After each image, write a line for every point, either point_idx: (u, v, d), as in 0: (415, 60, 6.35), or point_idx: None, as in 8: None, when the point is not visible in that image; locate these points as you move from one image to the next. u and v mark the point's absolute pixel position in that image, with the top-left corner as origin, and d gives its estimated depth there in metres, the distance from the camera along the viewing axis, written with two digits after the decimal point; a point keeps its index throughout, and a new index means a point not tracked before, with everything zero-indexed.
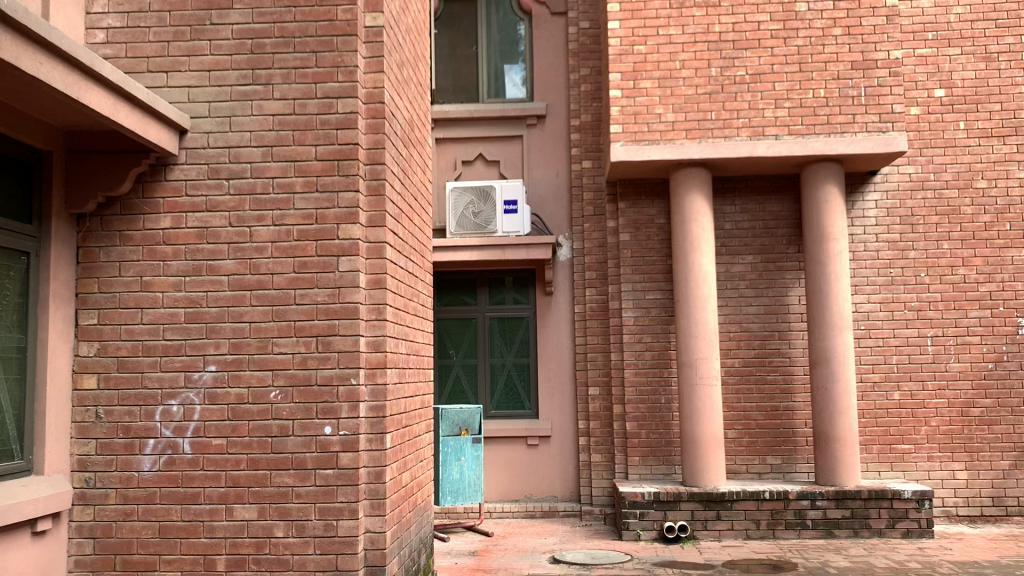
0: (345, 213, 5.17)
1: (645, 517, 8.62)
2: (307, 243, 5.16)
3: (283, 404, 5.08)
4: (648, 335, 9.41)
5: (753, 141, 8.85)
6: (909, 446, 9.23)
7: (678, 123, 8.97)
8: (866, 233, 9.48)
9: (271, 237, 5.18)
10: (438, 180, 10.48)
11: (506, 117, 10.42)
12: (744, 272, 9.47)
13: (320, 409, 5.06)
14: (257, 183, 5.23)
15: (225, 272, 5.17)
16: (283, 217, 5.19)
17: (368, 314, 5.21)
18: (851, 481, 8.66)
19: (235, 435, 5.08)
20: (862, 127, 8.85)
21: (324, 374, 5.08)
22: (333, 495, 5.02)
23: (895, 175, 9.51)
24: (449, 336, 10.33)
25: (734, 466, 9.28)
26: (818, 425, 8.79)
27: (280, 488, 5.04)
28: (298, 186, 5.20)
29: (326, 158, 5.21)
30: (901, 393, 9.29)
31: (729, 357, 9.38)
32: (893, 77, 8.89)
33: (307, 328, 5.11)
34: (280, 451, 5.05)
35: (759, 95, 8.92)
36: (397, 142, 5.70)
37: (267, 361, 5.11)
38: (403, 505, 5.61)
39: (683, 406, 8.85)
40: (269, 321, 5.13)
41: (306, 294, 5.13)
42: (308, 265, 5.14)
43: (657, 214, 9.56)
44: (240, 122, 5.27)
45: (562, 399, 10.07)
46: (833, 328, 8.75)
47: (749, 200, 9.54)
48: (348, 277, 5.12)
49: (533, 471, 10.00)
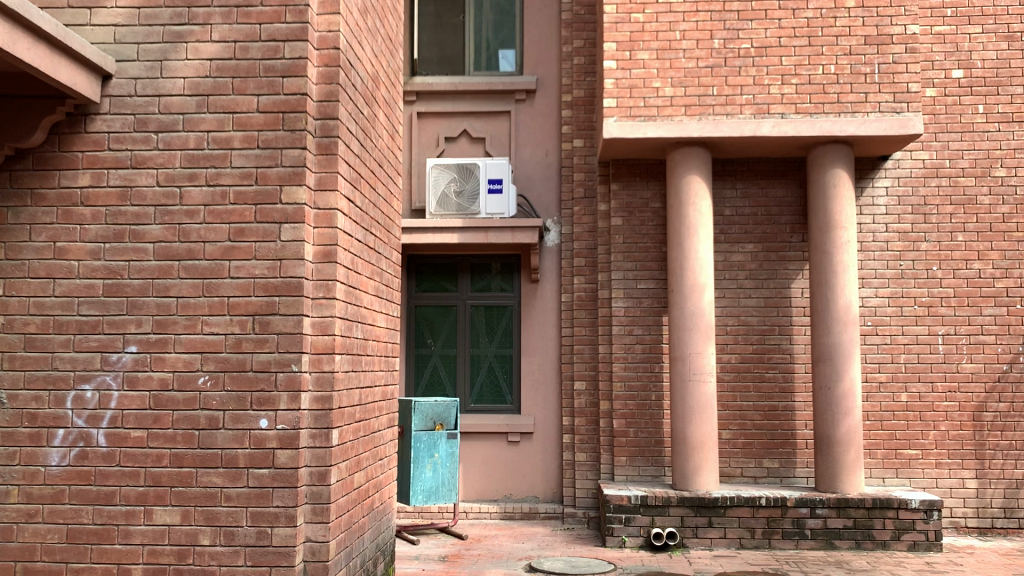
0: (290, 173, 4.49)
1: (631, 522, 7.97)
2: (245, 207, 4.48)
3: (213, 392, 4.40)
4: (640, 326, 8.74)
5: (757, 120, 8.18)
6: (916, 452, 8.59)
7: (676, 98, 8.28)
8: (876, 223, 8.82)
9: (204, 199, 4.50)
10: (420, 157, 9.78)
11: (493, 91, 9.73)
12: (744, 262, 8.80)
13: (255, 399, 4.39)
14: (190, 137, 4.54)
15: (151, 238, 4.50)
16: (218, 176, 4.51)
17: (315, 291, 4.53)
18: (853, 488, 8.00)
19: (157, 427, 4.40)
20: (875, 107, 8.18)
21: (260, 359, 4.40)
22: (267, 498, 4.35)
23: (907, 161, 8.85)
24: (427, 324, 9.65)
25: (728, 470, 8.63)
26: (820, 427, 8.14)
27: (207, 489, 4.37)
28: (237, 142, 4.52)
29: (269, 109, 4.52)
30: (908, 395, 8.65)
31: (725, 352, 8.73)
32: (910, 54, 8.22)
33: (243, 305, 4.43)
34: (207, 446, 4.38)
35: (764, 70, 8.25)
36: (356, 96, 5.02)
37: (195, 341, 4.43)
38: (354, 510, 4.94)
39: (675, 404, 8.19)
40: (200, 297, 4.45)
41: (242, 266, 4.45)
42: (245, 232, 4.46)
43: (652, 197, 8.89)
44: (172, 67, 4.57)
45: (546, 392, 9.40)
46: (840, 323, 8.09)
47: (750, 184, 8.87)
48: (290, 248, 4.44)
49: (513, 470, 9.34)
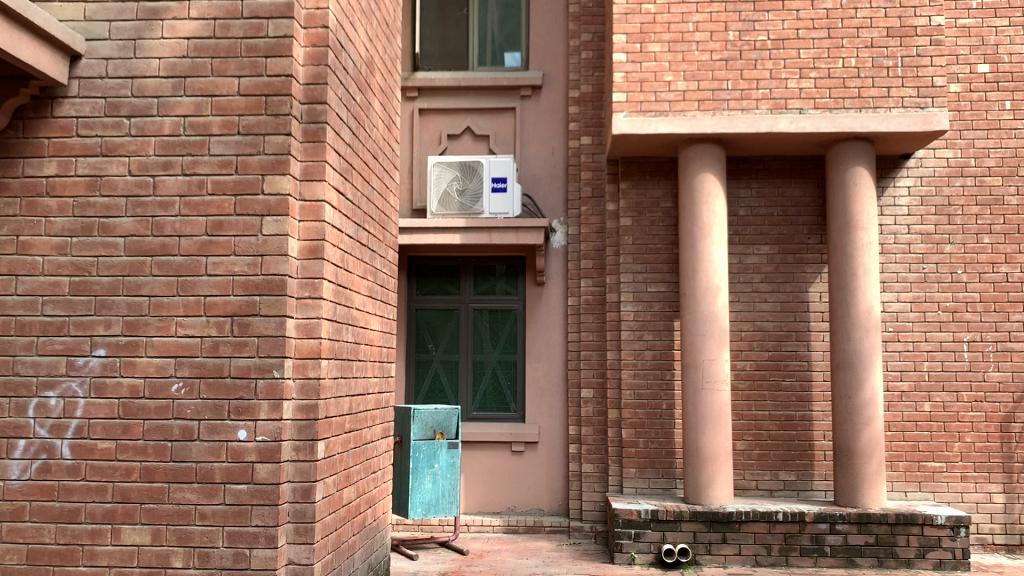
0: (272, 161, 4.11)
1: (641, 538, 7.57)
2: (224, 198, 4.11)
3: (187, 400, 4.02)
4: (650, 332, 8.35)
5: (774, 115, 7.79)
6: (940, 464, 8.17)
7: (689, 93, 7.90)
8: (897, 224, 8.42)
9: (179, 189, 4.13)
10: (422, 155, 9.42)
11: (498, 87, 9.36)
12: (759, 264, 8.41)
13: (233, 408, 4.01)
14: (165, 123, 4.17)
15: (122, 232, 4.12)
16: (195, 165, 4.13)
17: (299, 290, 4.15)
18: (875, 503, 7.57)
19: (126, 438, 4.02)
20: (898, 103, 7.78)
21: (239, 364, 4.02)
22: (245, 517, 3.96)
23: (930, 160, 8.44)
24: (428, 328, 9.27)
25: (742, 482, 8.23)
26: (839, 438, 7.73)
27: (180, 506, 3.98)
28: (215, 127, 4.15)
29: (251, 92, 4.15)
30: (931, 405, 8.23)
31: (739, 359, 8.34)
32: (935, 47, 7.83)
33: (220, 305, 4.05)
34: (181, 459, 4.00)
35: (781, 63, 7.86)
36: (348, 81, 4.66)
37: (168, 344, 4.05)
38: (343, 529, 4.56)
39: (687, 413, 7.78)
40: (174, 296, 4.07)
41: (220, 262, 4.07)
42: (224, 226, 4.09)
43: (663, 197, 8.50)
44: (147, 46, 4.20)
45: (552, 400, 9.01)
46: (861, 329, 7.68)
47: (766, 183, 8.49)
48: (273, 243, 4.06)
49: (517, 481, 8.94)
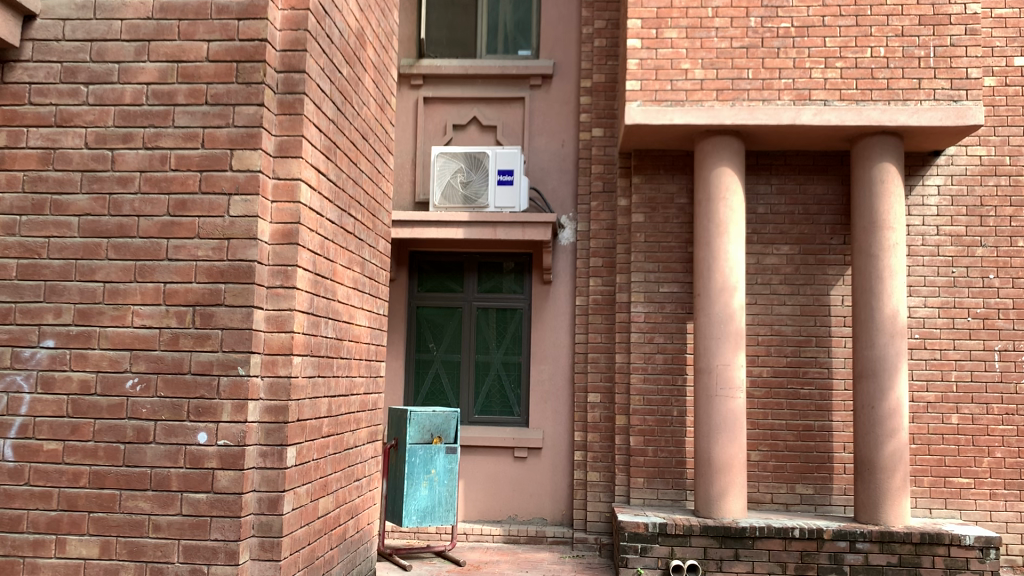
0: (242, 134, 3.70)
1: (648, 553, 7.08)
2: (188, 174, 3.70)
3: (143, 398, 3.61)
4: (661, 334, 7.91)
5: (797, 107, 7.33)
6: (968, 481, 7.66)
7: (707, 82, 7.45)
8: (926, 225, 7.91)
9: (140, 164, 3.72)
10: (425, 146, 9.00)
11: (506, 76, 8.94)
12: (778, 265, 7.95)
13: (193, 408, 3.60)
14: (126, 91, 3.75)
15: (76, 211, 3.71)
16: (158, 138, 3.72)
17: (270, 279, 3.74)
18: (898, 520, 7.09)
19: (75, 439, 3.60)
20: (929, 95, 7.29)
21: (200, 359, 3.61)
22: (204, 530, 3.55)
23: (962, 157, 7.94)
24: (429, 326, 8.85)
25: (756, 495, 7.76)
26: (860, 450, 7.26)
27: (133, 516, 3.57)
28: (181, 96, 3.74)
29: (220, 58, 3.74)
30: (959, 417, 7.72)
31: (756, 365, 7.88)
32: (970, 36, 7.34)
33: (182, 294, 3.64)
34: (134, 464, 3.58)
35: (806, 51, 7.40)
36: (334, 53, 4.25)
37: (124, 336, 3.64)
38: (318, 543, 4.14)
39: (699, 421, 7.33)
40: (131, 283, 3.67)
41: (183, 246, 3.67)
42: (188, 205, 3.68)
43: (677, 192, 8.06)
44: (108, 6, 3.79)
45: (557, 403, 8.57)
46: (886, 334, 7.21)
47: (786, 179, 8.03)
48: (241, 225, 3.65)
49: (519, 488, 8.50)
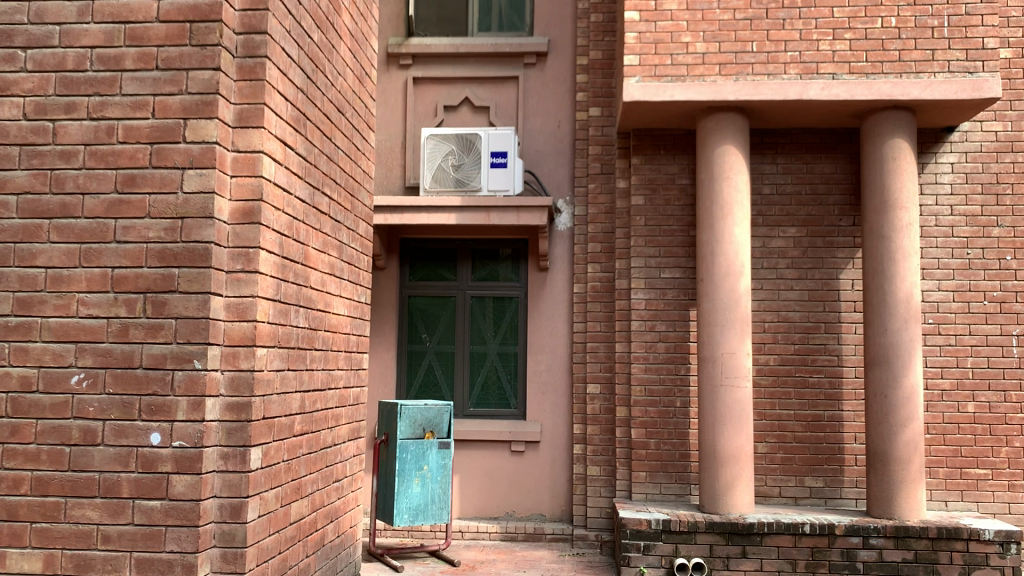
0: (196, 102, 3.34)
1: (651, 551, 6.73)
2: (137, 146, 3.33)
3: (90, 396, 3.24)
4: (663, 322, 7.55)
5: (804, 81, 6.94)
6: (985, 472, 7.28)
7: (709, 56, 7.06)
8: (939, 204, 7.52)
9: (84, 136, 3.34)
10: (415, 128, 8.61)
11: (499, 54, 8.55)
12: (785, 248, 7.58)
13: (146, 406, 3.24)
14: (68, 55, 3.37)
15: (14, 188, 3.34)
16: (103, 107, 3.35)
17: (230, 263, 3.38)
18: (914, 514, 6.73)
19: (15, 441, 3.23)
20: (943, 67, 6.90)
21: (152, 352, 3.25)
22: (158, 541, 3.19)
23: (977, 133, 7.55)
24: (421, 316, 8.49)
25: (763, 488, 7.41)
26: (872, 440, 6.92)
27: (80, 526, 3.21)
28: (129, 61, 3.36)
29: (172, 18, 3.37)
30: (976, 405, 7.34)
31: (762, 353, 7.52)
32: (986, 4, 6.94)
33: (132, 280, 3.28)
34: (81, 469, 3.22)
35: (813, 22, 7.00)
36: (303, 15, 3.87)
37: (67, 327, 3.27)
38: (290, 552, 3.78)
39: (704, 412, 6.97)
40: (76, 268, 3.29)
41: (132, 226, 3.30)
42: (138, 180, 3.31)
43: (678, 173, 7.69)
44: None
45: (554, 395, 8.21)
46: (900, 320, 6.84)
47: (792, 159, 7.65)
48: (196, 203, 3.29)
49: (516, 484, 8.14)
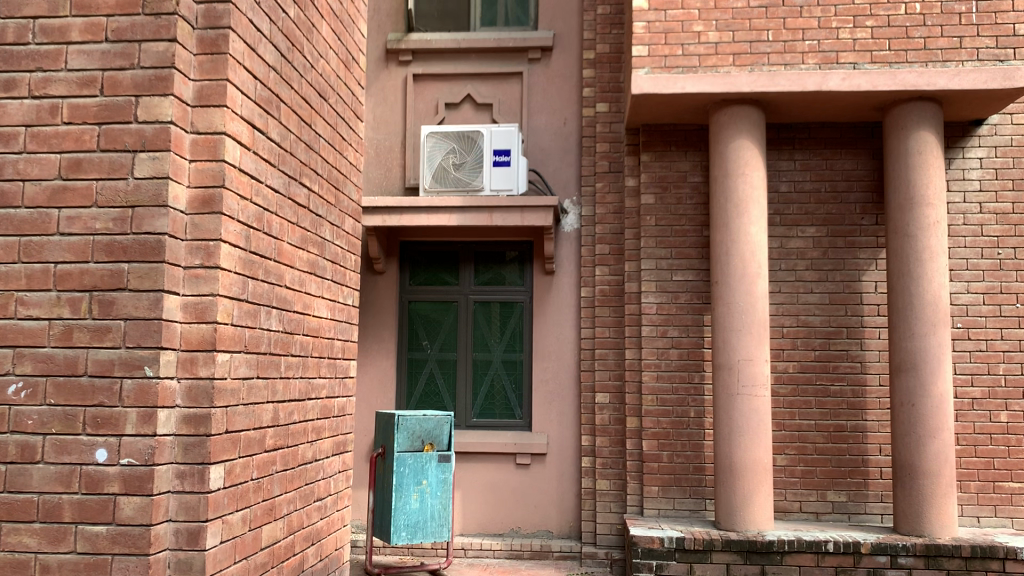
0: (149, 77, 2.97)
1: (663, 571, 6.27)
2: (84, 127, 2.97)
3: (28, 408, 2.87)
4: (675, 328, 7.15)
5: (824, 71, 6.50)
6: (1020, 486, 6.82)
7: (722, 45, 6.64)
8: (967, 202, 7.08)
9: (25, 116, 2.98)
10: (415, 127, 8.24)
11: (502, 50, 8.18)
12: (804, 249, 7.17)
13: (90, 419, 2.86)
14: (8, 27, 3.02)
15: None
16: (46, 83, 2.99)
17: (188, 257, 3.01)
18: (946, 531, 6.28)
19: None
20: (972, 55, 6.44)
21: (99, 357, 2.87)
22: (102, 571, 2.82)
23: (1007, 126, 7.11)
24: (422, 323, 8.11)
25: (783, 504, 6.98)
26: (898, 452, 6.48)
27: (15, 555, 2.83)
28: (75, 32, 3.01)
29: None
30: (1009, 415, 6.88)
31: (781, 360, 7.10)
32: None
33: (76, 276, 2.91)
34: (17, 491, 2.85)
35: (832, 9, 6.56)
36: None
37: (4, 330, 2.90)
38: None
39: (719, 423, 6.55)
40: (14, 263, 2.93)
41: (78, 217, 2.94)
42: (85, 166, 2.95)
43: (690, 171, 7.30)
44: None
45: (561, 404, 7.81)
46: (928, 324, 6.40)
47: (811, 155, 7.24)
48: (149, 190, 2.93)
49: (521, 498, 7.73)
